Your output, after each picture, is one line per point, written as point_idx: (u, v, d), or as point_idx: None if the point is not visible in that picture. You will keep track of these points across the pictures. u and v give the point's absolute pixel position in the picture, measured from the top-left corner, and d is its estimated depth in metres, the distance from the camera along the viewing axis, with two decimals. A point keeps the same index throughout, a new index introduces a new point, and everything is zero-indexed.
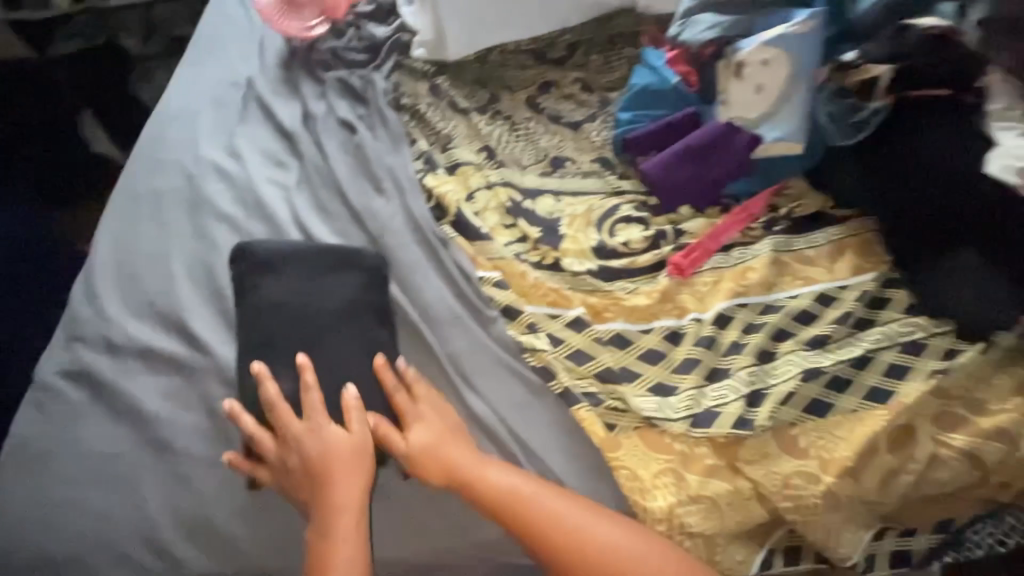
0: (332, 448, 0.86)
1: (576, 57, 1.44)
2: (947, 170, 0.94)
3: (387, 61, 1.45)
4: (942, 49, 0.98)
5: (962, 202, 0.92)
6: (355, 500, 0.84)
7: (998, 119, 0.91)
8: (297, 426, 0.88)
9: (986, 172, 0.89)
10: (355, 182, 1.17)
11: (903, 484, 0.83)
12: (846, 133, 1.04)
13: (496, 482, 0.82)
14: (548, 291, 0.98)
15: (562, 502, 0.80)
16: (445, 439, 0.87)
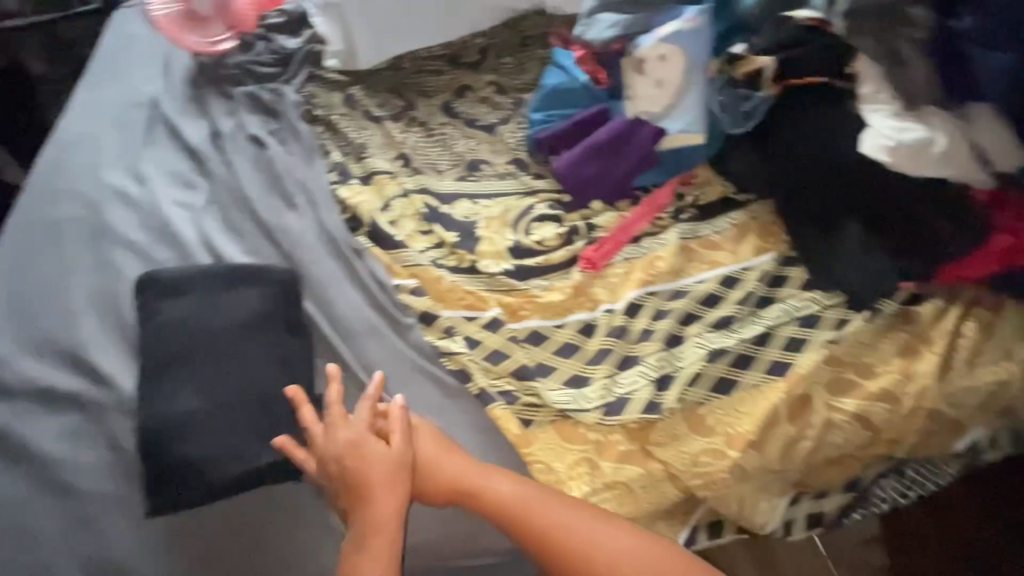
0: (371, 461, 0.81)
1: (489, 60, 1.44)
2: (831, 152, 1.00)
3: (299, 74, 1.43)
4: (817, 40, 1.06)
5: (845, 181, 0.99)
6: (391, 519, 0.78)
7: (868, 103, 0.97)
8: (343, 433, 0.83)
9: (862, 151, 0.95)
10: (266, 198, 1.15)
11: (803, 451, 0.87)
12: (738, 121, 1.09)
13: (510, 493, 0.80)
14: (464, 294, 0.98)
15: (564, 510, 0.79)
16: (439, 456, 0.83)
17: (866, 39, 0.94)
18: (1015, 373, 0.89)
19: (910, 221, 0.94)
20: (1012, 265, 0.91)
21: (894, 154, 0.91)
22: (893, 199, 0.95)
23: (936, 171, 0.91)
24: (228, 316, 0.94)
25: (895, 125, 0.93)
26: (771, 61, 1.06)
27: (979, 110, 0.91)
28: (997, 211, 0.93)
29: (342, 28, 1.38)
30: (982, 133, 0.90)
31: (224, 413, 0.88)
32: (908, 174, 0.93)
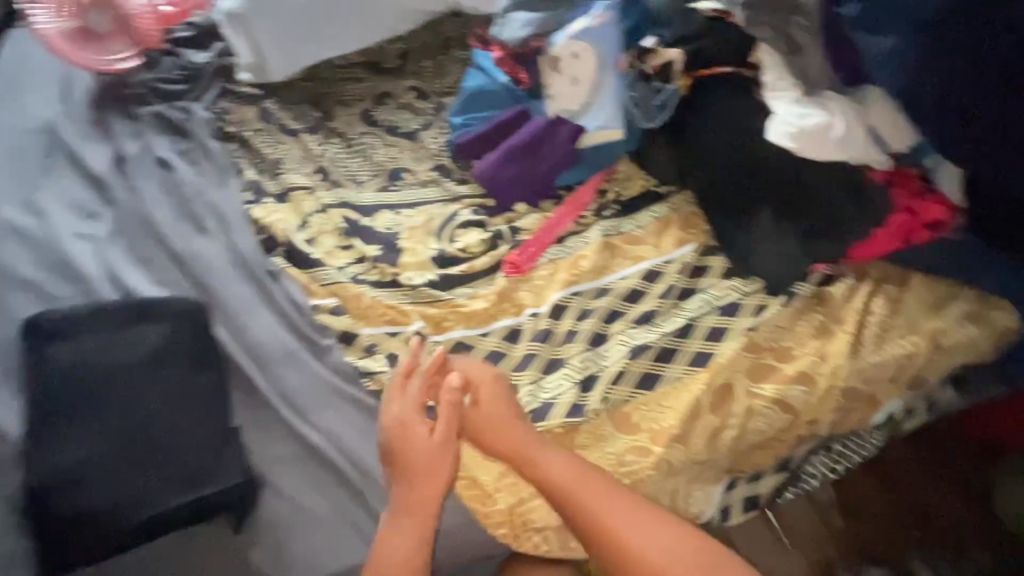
0: (417, 439, 0.82)
1: (409, 64, 1.41)
2: (741, 142, 1.01)
3: (211, 89, 1.37)
4: (720, 31, 1.07)
5: (754, 169, 1.00)
6: (431, 497, 0.81)
7: (770, 90, 0.98)
8: (395, 411, 0.84)
9: (769, 140, 0.96)
10: (175, 224, 1.09)
11: (728, 439, 0.89)
12: (652, 115, 1.09)
13: (568, 477, 0.81)
14: (385, 309, 0.96)
15: (606, 495, 0.80)
16: (505, 430, 0.84)
17: (764, 27, 0.97)
18: (923, 344, 0.92)
19: (818, 207, 0.96)
20: (911, 240, 0.94)
21: (796, 139, 0.93)
22: (802, 185, 0.97)
23: (837, 154, 0.93)
24: (123, 353, 0.86)
25: (796, 110, 0.94)
26: (677, 53, 1.07)
27: (872, 93, 0.93)
28: (895, 190, 0.96)
29: (251, 40, 1.30)
30: (875, 116, 0.93)
31: (125, 460, 0.80)
32: (811, 159, 0.95)
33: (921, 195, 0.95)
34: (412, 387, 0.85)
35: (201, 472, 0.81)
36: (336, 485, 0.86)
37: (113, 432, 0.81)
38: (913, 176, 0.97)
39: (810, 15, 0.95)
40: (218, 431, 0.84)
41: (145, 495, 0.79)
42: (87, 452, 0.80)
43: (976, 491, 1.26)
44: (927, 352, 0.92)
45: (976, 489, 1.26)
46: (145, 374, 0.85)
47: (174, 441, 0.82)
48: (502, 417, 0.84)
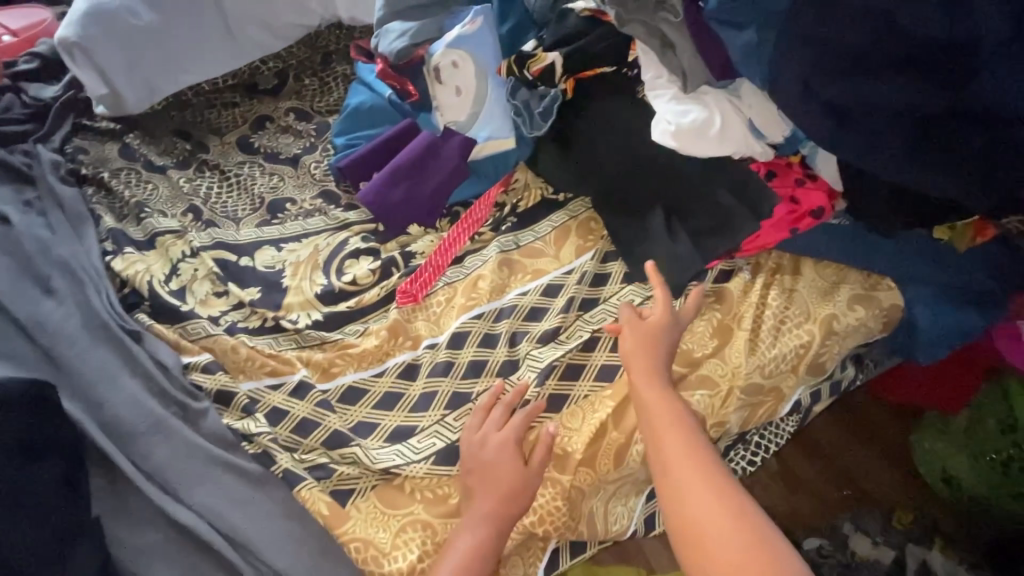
0: (494, 458, 0.79)
1: (288, 84, 1.31)
2: (629, 145, 1.00)
3: (62, 126, 1.22)
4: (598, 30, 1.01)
5: (645, 171, 0.99)
6: (512, 478, 0.79)
7: (651, 89, 0.96)
8: (490, 429, 0.82)
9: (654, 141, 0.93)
10: (16, 287, 0.96)
11: (636, 457, 0.85)
12: (537, 123, 1.03)
13: (665, 431, 0.77)
14: (266, 359, 0.88)
15: (680, 443, 0.76)
16: (637, 360, 0.82)
17: (635, 25, 0.94)
18: (818, 332, 0.93)
19: (705, 201, 0.95)
20: (797, 229, 0.95)
21: (679, 136, 0.90)
22: (686, 184, 0.97)
23: (719, 150, 0.92)
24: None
25: (675, 108, 0.92)
26: (553, 56, 1.00)
27: (744, 86, 0.94)
28: (776, 180, 0.98)
29: (98, 70, 1.18)
30: (749, 108, 0.94)
31: None
32: (696, 155, 0.92)
33: (800, 183, 0.97)
34: (516, 420, 0.82)
35: None
36: (209, 568, 0.76)
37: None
38: (793, 164, 0.98)
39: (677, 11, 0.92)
40: (62, 531, 0.71)
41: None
42: None
43: (900, 452, 1.28)
44: (823, 339, 0.93)
45: (899, 448, 1.28)
46: None
47: None
48: (640, 358, 0.82)
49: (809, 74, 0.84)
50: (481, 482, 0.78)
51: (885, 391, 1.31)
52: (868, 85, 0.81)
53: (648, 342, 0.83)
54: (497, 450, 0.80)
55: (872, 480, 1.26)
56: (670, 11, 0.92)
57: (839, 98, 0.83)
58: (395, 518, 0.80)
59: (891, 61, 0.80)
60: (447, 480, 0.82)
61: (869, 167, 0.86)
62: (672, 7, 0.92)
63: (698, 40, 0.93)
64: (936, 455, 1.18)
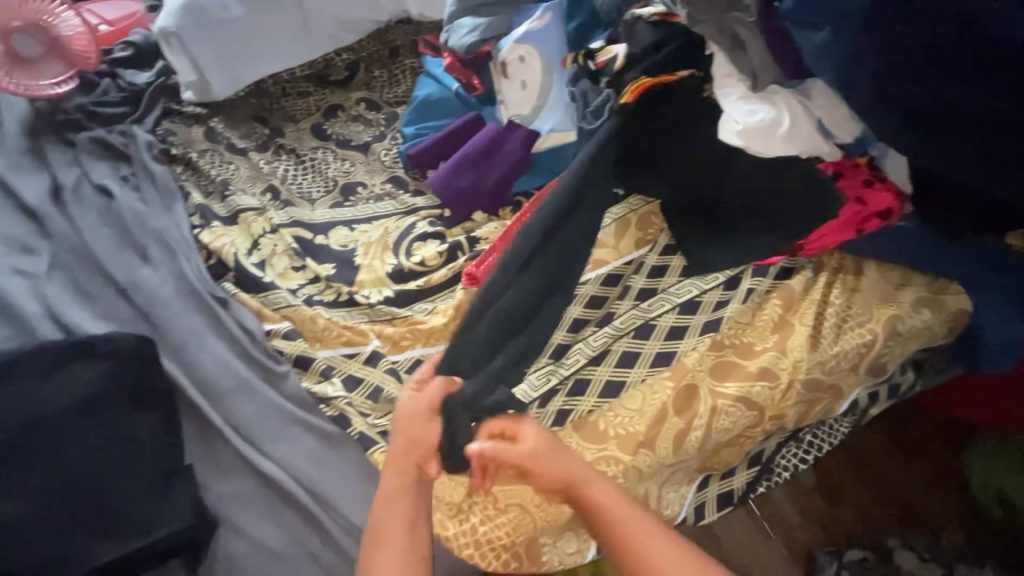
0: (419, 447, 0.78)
1: (359, 75, 1.38)
2: (695, 142, 0.98)
3: (153, 109, 1.31)
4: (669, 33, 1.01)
5: (711, 173, 0.98)
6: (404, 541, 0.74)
7: (719, 87, 0.98)
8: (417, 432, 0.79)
9: (721, 140, 0.95)
10: (118, 254, 1.05)
11: (695, 441, 0.88)
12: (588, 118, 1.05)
13: (636, 534, 0.74)
14: (341, 330, 0.93)
15: (649, 534, 0.74)
16: (563, 463, 0.76)
17: (705, 26, 0.95)
18: (881, 332, 0.93)
19: (770, 202, 0.96)
20: (864, 229, 0.96)
21: (745, 135, 0.92)
22: (752, 184, 0.96)
23: (787, 148, 0.93)
24: (41, 402, 0.77)
25: (743, 106, 0.94)
26: (625, 49, 1.01)
27: (815, 85, 0.94)
28: (842, 181, 0.97)
29: (191, 59, 1.26)
30: (819, 108, 0.94)
31: (52, 517, 0.72)
32: (764, 154, 0.94)
33: (867, 184, 0.96)
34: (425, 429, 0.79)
35: (141, 520, 0.75)
36: (292, 518, 0.82)
37: (34, 485, 0.73)
38: (861, 165, 0.98)
39: (751, 10, 0.92)
40: (161, 472, 0.79)
41: (70, 554, 0.71)
42: (12, 512, 0.71)
43: (948, 467, 1.26)
44: (887, 339, 0.94)
45: (950, 470, 1.26)
46: (74, 420, 0.78)
47: (111, 488, 0.75)
48: (566, 462, 0.77)
49: (881, 75, 0.83)
50: (412, 452, 0.78)
51: (936, 404, 1.28)
52: (940, 86, 0.80)
53: (556, 451, 0.77)
54: (424, 420, 0.79)
55: (920, 495, 1.24)
56: (743, 10, 0.92)
57: (909, 99, 0.83)
58: (457, 485, 0.84)
59: (969, 64, 0.78)
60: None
61: (939, 165, 0.87)
62: (745, 7, 0.92)
63: (769, 40, 0.94)
64: (989, 472, 1.16)
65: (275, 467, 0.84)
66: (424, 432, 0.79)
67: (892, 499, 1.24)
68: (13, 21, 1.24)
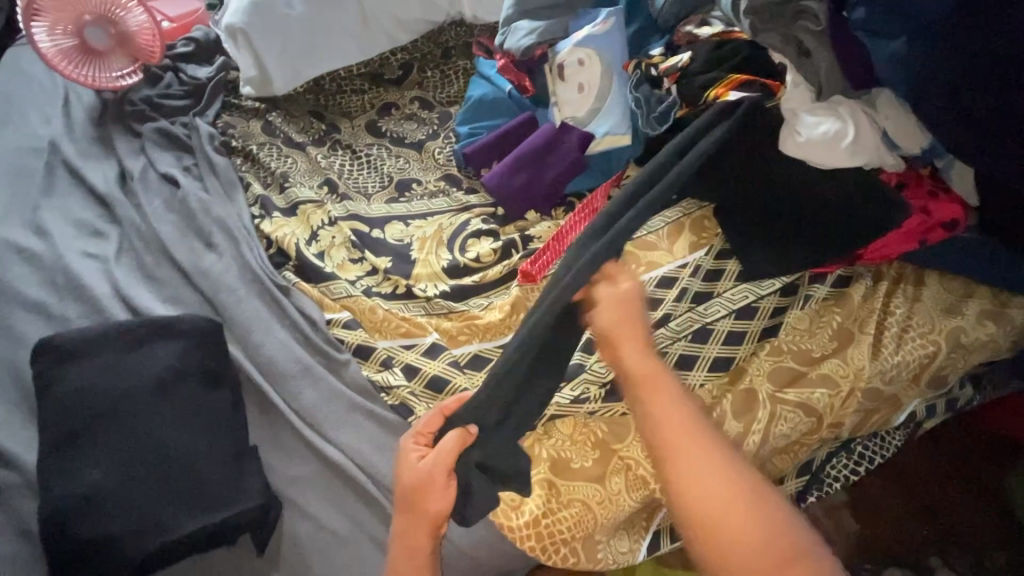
0: (429, 507, 0.74)
1: (412, 75, 1.40)
2: (757, 148, 0.93)
3: (214, 103, 1.35)
4: (728, 44, 0.99)
5: (770, 183, 0.94)
6: None
7: (786, 96, 0.92)
8: (426, 492, 0.73)
9: (783, 151, 0.91)
10: (182, 240, 1.08)
11: (752, 445, 0.88)
12: (652, 122, 1.04)
13: (663, 414, 0.67)
14: (400, 322, 0.96)
15: (674, 422, 0.67)
16: (622, 331, 0.70)
17: (770, 34, 0.92)
18: (943, 343, 0.93)
19: (852, 211, 0.91)
20: (926, 240, 0.94)
21: (805, 148, 0.89)
22: (843, 190, 0.91)
23: (850, 162, 0.89)
24: (130, 377, 0.83)
25: (806, 115, 0.90)
26: (686, 55, 1.01)
27: (881, 96, 0.91)
28: (907, 190, 0.95)
29: (254, 56, 1.30)
30: (885, 119, 0.91)
31: (137, 488, 0.76)
32: (823, 166, 0.90)
33: (933, 196, 0.94)
34: (440, 492, 0.73)
35: (217, 496, 0.78)
36: (359, 503, 0.85)
37: (123, 457, 0.78)
38: (924, 175, 0.96)
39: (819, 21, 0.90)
40: (233, 450, 0.82)
41: (156, 522, 0.75)
42: (105, 479, 0.76)
43: (990, 486, 1.19)
44: (948, 351, 0.94)
45: (990, 484, 1.18)
46: (154, 396, 0.82)
47: (189, 465, 0.79)
48: (628, 327, 0.70)
49: (960, 87, 0.80)
50: (425, 514, 0.74)
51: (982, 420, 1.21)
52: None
53: (628, 315, 0.70)
54: (436, 487, 0.73)
55: (955, 510, 1.18)
56: (811, 19, 0.90)
57: (989, 113, 0.80)
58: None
59: None
60: (568, 445, 0.87)
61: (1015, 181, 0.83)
62: (813, 16, 0.90)
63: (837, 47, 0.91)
64: None
65: (339, 451, 0.87)
66: (435, 502, 0.74)
67: (926, 518, 1.17)
68: (85, 15, 1.27)
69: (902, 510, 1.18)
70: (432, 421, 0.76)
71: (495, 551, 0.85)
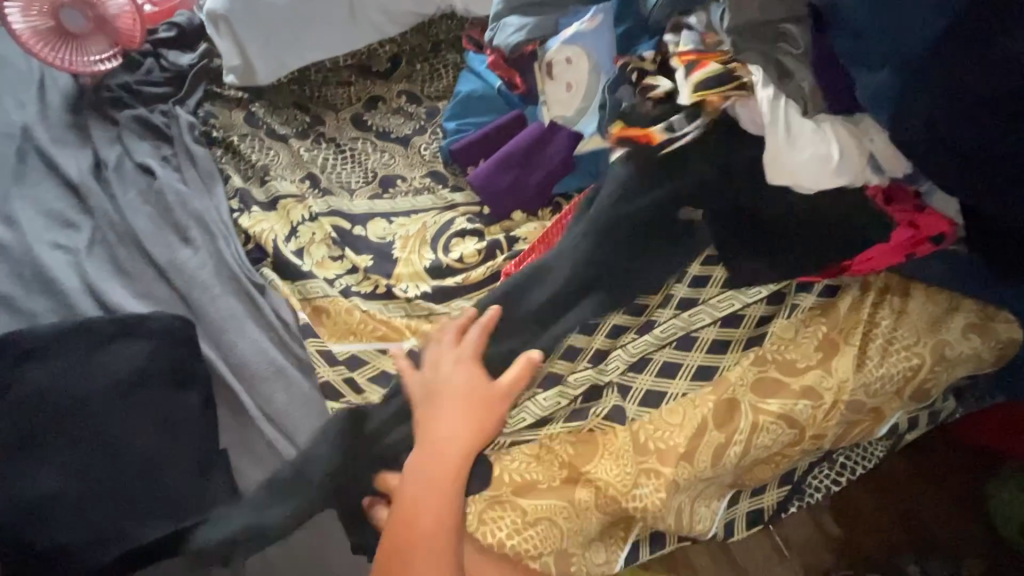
0: (473, 416, 0.81)
1: (400, 68, 1.37)
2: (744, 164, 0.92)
3: (195, 91, 1.31)
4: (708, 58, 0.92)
5: (762, 196, 0.91)
6: (434, 508, 0.76)
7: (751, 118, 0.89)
8: (474, 404, 0.81)
9: (770, 180, 0.88)
10: (157, 234, 1.05)
11: (733, 456, 0.87)
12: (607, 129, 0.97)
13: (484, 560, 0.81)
14: (378, 325, 0.95)
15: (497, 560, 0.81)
16: (430, 497, 0.77)
17: (749, 54, 0.89)
18: (928, 356, 0.93)
19: (835, 238, 0.91)
20: (913, 254, 0.92)
21: (793, 173, 0.86)
22: (831, 215, 0.90)
23: (835, 183, 0.87)
24: (94, 379, 0.81)
25: (784, 137, 0.86)
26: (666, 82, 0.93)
27: (864, 121, 0.90)
28: (894, 205, 0.94)
29: (237, 45, 1.27)
30: (870, 140, 0.89)
31: (96, 494, 0.74)
32: (810, 189, 0.87)
33: (920, 209, 0.93)
34: (496, 404, 0.82)
35: (183, 504, 0.76)
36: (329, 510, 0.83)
37: (84, 461, 0.75)
38: (909, 193, 0.94)
39: (798, 43, 0.89)
40: (201, 455, 0.80)
41: (117, 530, 0.73)
42: (66, 484, 0.74)
43: (971, 499, 1.19)
44: (933, 365, 0.93)
45: (967, 495, 1.19)
46: (121, 398, 0.80)
47: (155, 470, 0.76)
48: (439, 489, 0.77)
49: (952, 105, 0.79)
50: (473, 436, 0.80)
51: (964, 431, 1.20)
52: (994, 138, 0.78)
53: (439, 483, 0.77)
54: (494, 407, 0.82)
55: (934, 522, 1.17)
56: (790, 41, 0.89)
57: (979, 133, 0.79)
58: (481, 497, 0.83)
59: None
60: (534, 466, 0.86)
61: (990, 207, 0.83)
62: (791, 39, 0.89)
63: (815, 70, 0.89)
64: None
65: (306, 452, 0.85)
66: (487, 419, 0.81)
67: (905, 525, 1.17)
68: None
69: (884, 521, 1.18)
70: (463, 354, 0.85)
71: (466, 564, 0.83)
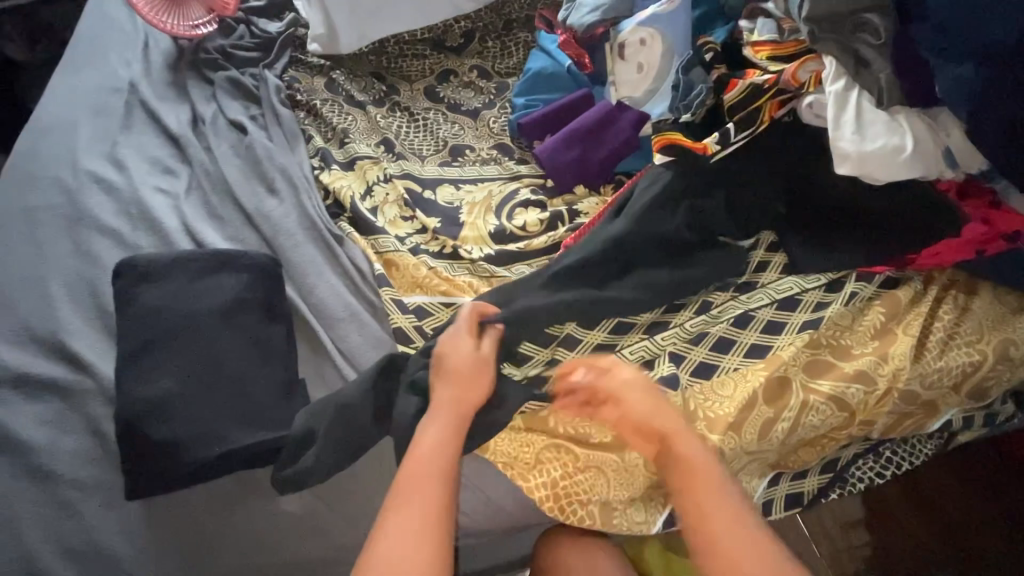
0: (466, 381, 0.84)
1: (472, 45, 1.42)
2: (804, 155, 0.98)
3: (282, 57, 1.39)
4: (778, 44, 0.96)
5: (826, 193, 0.96)
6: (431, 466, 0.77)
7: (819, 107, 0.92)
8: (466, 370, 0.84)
9: (839, 170, 0.87)
10: (246, 183, 1.14)
11: (780, 431, 0.89)
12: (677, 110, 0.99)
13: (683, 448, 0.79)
14: (442, 281, 1.01)
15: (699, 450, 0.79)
16: (425, 455, 0.78)
17: (827, 43, 0.91)
18: (990, 353, 0.92)
19: (895, 231, 0.93)
20: (983, 251, 0.91)
21: (864, 161, 0.86)
22: (890, 210, 0.94)
23: (906, 175, 0.87)
24: (198, 304, 0.91)
25: (855, 128, 0.87)
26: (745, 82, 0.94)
27: (943, 114, 0.89)
28: (968, 201, 0.93)
29: (323, 14, 1.34)
30: (947, 135, 0.89)
31: (196, 405, 0.84)
32: (881, 179, 0.88)
33: (996, 206, 0.91)
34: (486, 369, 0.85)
35: (268, 419, 0.85)
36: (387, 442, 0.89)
37: (187, 375, 0.85)
38: (984, 190, 0.93)
39: (878, 34, 0.90)
40: (284, 382, 0.89)
41: (213, 436, 0.83)
42: (173, 391, 0.84)
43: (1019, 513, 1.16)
44: (995, 362, 0.92)
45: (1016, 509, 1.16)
46: (218, 325, 0.90)
47: (246, 389, 0.86)
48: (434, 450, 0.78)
49: None
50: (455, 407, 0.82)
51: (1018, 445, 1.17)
52: None
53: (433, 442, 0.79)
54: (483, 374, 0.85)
55: (977, 534, 1.15)
56: (870, 33, 0.90)
57: None
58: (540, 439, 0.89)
59: None
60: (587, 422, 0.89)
61: None
62: (873, 30, 0.90)
63: (896, 63, 0.90)
64: None
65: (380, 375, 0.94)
66: (478, 381, 0.84)
67: (945, 534, 1.16)
68: None
69: (923, 528, 1.17)
70: (470, 333, 0.87)
71: (513, 500, 0.89)
